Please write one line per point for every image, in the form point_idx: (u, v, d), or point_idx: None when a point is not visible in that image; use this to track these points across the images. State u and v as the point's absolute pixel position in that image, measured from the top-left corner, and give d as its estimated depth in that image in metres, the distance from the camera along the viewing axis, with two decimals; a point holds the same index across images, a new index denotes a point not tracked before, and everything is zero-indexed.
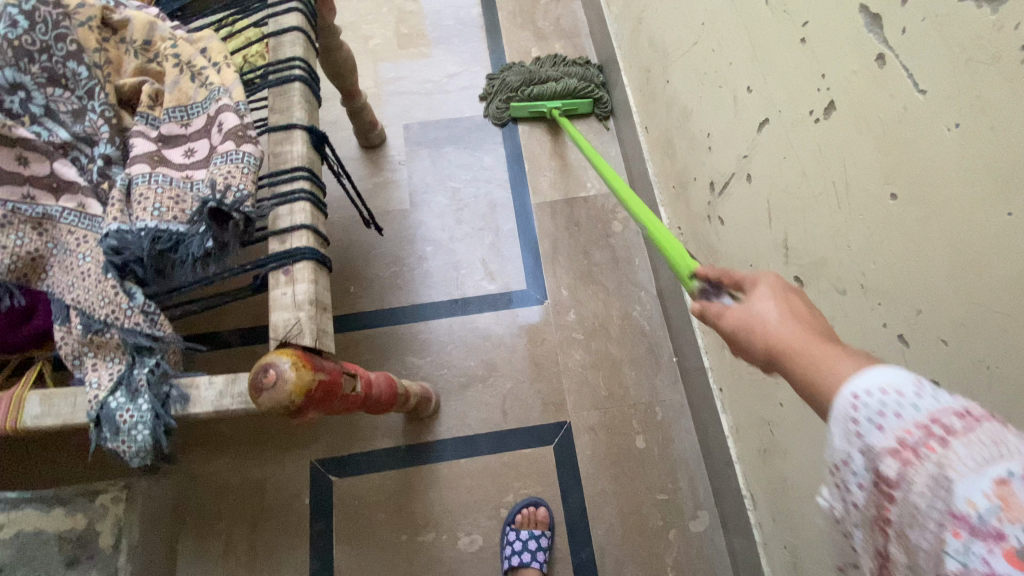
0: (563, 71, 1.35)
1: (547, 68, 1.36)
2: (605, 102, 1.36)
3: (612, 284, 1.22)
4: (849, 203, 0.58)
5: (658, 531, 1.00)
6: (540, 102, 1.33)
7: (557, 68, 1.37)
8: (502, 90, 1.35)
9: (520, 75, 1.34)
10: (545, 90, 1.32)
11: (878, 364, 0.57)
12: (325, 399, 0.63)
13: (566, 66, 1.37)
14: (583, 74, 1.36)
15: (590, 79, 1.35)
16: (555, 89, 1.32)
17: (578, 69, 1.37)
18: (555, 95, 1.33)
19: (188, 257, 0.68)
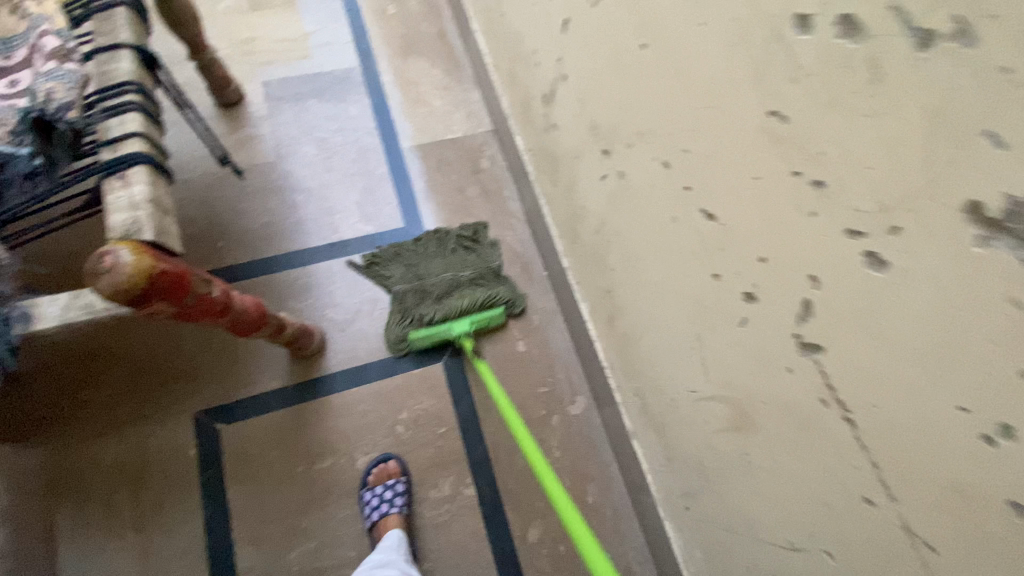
0: (458, 278, 1.19)
1: (432, 262, 1.22)
2: (515, 299, 1.19)
3: (485, 215, 1.30)
4: (622, 66, 0.70)
5: (543, 420, 1.11)
6: (444, 327, 1.13)
7: (442, 260, 1.22)
8: (397, 320, 1.15)
9: (410, 294, 1.17)
10: (447, 310, 1.14)
11: (657, 193, 0.69)
12: (174, 291, 0.64)
13: (453, 254, 1.23)
14: (478, 264, 1.22)
15: (485, 268, 1.21)
16: (459, 308, 1.14)
17: (470, 257, 1.23)
18: (462, 311, 1.15)
19: (13, 175, 0.69)
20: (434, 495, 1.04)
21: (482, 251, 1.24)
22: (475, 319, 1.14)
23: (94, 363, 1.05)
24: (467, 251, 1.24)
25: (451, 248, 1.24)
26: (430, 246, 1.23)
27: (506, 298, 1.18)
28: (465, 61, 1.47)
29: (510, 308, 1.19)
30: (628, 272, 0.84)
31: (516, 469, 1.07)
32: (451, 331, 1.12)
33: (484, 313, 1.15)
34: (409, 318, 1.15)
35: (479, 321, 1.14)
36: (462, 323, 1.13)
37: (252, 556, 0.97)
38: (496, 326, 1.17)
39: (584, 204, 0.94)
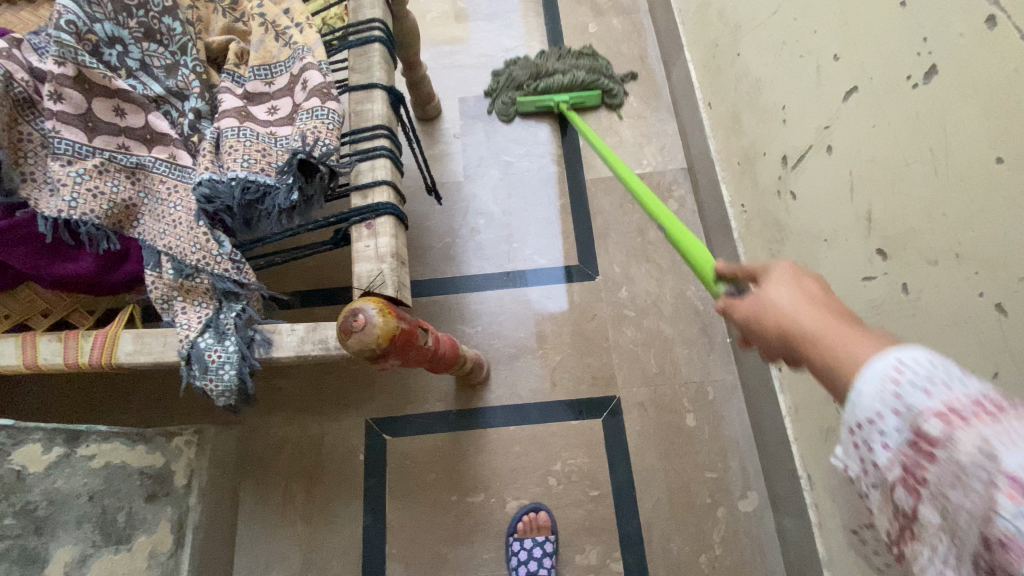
0: (571, 64, 1.32)
1: (557, 56, 1.34)
2: (616, 92, 1.33)
3: (666, 262, 1.21)
4: (949, 172, 0.57)
5: (706, 509, 1.00)
6: (546, 95, 1.30)
7: (566, 56, 1.34)
8: (509, 85, 1.33)
9: (527, 69, 1.32)
10: (552, 83, 1.30)
11: (969, 336, 0.56)
12: (405, 348, 0.65)
13: (577, 55, 1.34)
14: (595, 66, 1.33)
15: (599, 70, 1.33)
16: (563, 82, 1.29)
17: (589, 60, 1.33)
18: (564, 88, 1.31)
19: (275, 208, 0.72)
20: (580, 560, 1.00)
21: (599, 60, 1.34)
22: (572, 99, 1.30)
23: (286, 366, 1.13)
24: (589, 57, 1.35)
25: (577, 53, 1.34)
26: (557, 52, 1.35)
27: (608, 87, 1.32)
28: (664, 89, 1.36)
29: (610, 99, 1.33)
30: None
31: (671, 556, 0.98)
32: (551, 99, 1.30)
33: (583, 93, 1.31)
34: (516, 89, 1.33)
35: (575, 98, 1.31)
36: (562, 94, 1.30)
37: (401, 574, 1.00)
38: (590, 106, 1.34)
39: None
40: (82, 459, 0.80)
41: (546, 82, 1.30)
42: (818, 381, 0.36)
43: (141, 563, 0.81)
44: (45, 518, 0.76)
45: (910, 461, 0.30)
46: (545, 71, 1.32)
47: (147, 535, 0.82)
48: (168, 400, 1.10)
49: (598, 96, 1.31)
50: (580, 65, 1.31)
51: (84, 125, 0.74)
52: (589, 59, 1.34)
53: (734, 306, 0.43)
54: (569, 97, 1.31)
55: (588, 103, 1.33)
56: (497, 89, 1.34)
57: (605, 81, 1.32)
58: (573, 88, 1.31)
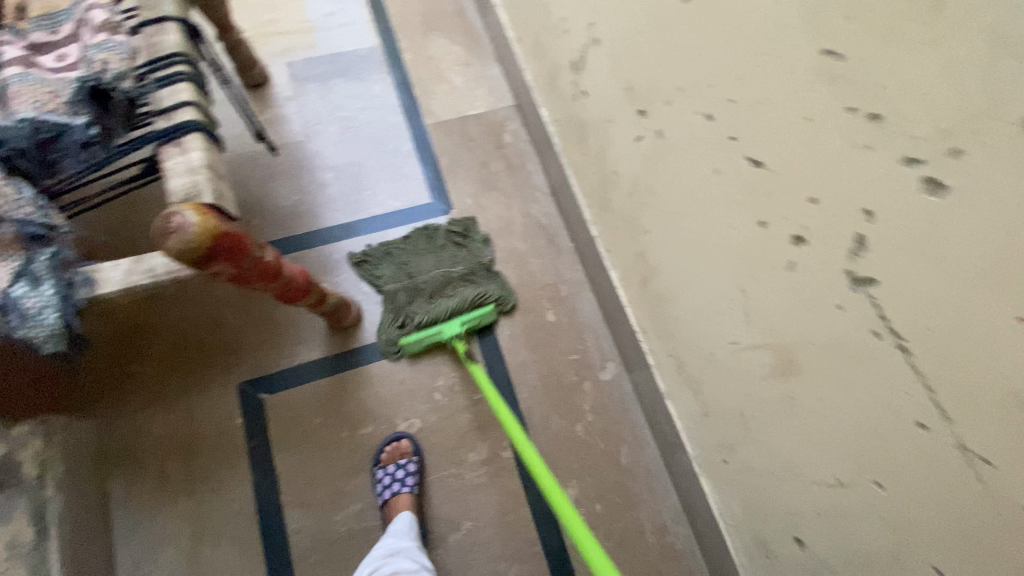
0: (446, 269, 1.21)
1: (423, 258, 1.22)
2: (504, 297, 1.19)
3: (510, 188, 1.32)
4: (663, 23, 0.71)
5: (575, 386, 1.13)
6: (434, 329, 1.11)
7: (434, 257, 1.22)
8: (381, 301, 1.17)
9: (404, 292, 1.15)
10: (436, 315, 1.13)
11: (699, 147, 0.70)
12: (234, 254, 0.67)
13: (444, 252, 1.23)
14: (468, 261, 1.23)
15: (477, 264, 1.22)
16: (447, 311, 1.13)
17: (460, 254, 1.23)
18: (451, 311, 1.14)
19: (73, 144, 0.70)
20: (474, 457, 1.07)
21: (466, 237, 1.25)
22: (467, 320, 1.13)
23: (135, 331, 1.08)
24: (458, 246, 1.24)
25: (442, 246, 1.23)
26: (419, 244, 1.22)
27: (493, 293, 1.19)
28: (485, 37, 1.47)
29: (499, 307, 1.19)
30: (663, 232, 0.86)
31: (551, 433, 1.09)
32: (442, 335, 1.11)
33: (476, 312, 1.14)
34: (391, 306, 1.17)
35: (469, 320, 1.13)
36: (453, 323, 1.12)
37: (299, 518, 1.01)
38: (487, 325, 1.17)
39: (617, 168, 0.95)
40: None
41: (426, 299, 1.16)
42: None
43: None
44: None
45: None
46: (420, 284, 1.18)
47: None
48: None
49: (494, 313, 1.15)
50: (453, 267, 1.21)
51: None
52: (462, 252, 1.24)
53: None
54: (462, 327, 1.12)
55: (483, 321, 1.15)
56: (374, 268, 1.19)
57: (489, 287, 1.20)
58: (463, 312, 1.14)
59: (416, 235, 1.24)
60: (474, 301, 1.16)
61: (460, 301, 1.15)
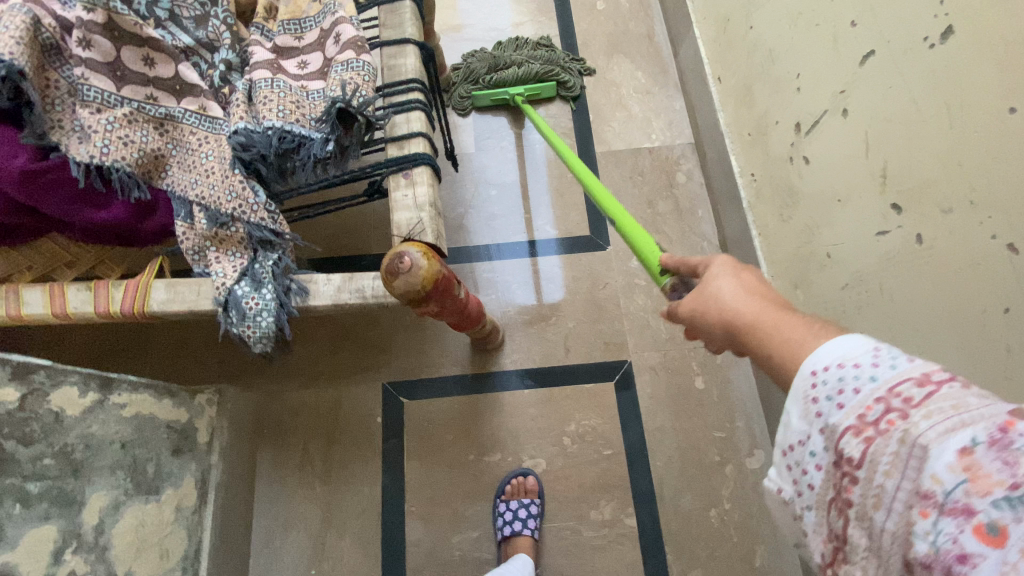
0: (528, 56, 1.32)
1: (514, 41, 1.37)
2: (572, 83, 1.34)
3: (674, 233, 1.24)
4: (971, 125, 0.60)
5: (716, 467, 1.04)
6: (500, 89, 1.30)
7: (522, 51, 1.34)
8: (467, 79, 1.32)
9: (484, 60, 1.31)
10: (506, 76, 1.29)
11: (992, 278, 0.59)
12: (444, 294, 0.67)
13: (534, 45, 1.37)
14: (552, 60, 1.34)
15: (556, 57, 1.35)
16: (516, 74, 1.29)
17: (543, 53, 1.33)
18: (519, 79, 1.31)
19: (309, 158, 0.73)
20: (596, 515, 1.02)
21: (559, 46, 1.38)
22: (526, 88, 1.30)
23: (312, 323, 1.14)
24: (546, 44, 1.37)
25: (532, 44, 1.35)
26: (510, 47, 1.35)
27: (564, 79, 1.33)
28: (672, 67, 1.39)
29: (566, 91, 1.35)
30: (888, 345, 0.74)
31: (682, 511, 1.02)
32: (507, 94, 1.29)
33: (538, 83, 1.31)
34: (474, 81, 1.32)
35: (529, 87, 1.30)
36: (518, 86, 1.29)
37: (419, 532, 1.02)
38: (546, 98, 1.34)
39: (832, 253, 0.84)
40: (114, 407, 0.76)
41: (501, 76, 1.30)
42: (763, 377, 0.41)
43: (168, 516, 0.82)
44: (80, 460, 0.71)
45: (835, 480, 0.34)
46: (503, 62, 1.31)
47: (174, 488, 0.83)
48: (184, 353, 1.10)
49: (553, 87, 1.32)
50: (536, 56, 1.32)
51: (111, 73, 0.73)
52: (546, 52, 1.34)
53: (678, 308, 0.48)
54: (524, 91, 1.30)
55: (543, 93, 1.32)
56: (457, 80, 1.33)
57: (560, 73, 1.33)
58: (528, 80, 1.31)
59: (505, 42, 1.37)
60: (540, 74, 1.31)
61: (526, 73, 1.31)
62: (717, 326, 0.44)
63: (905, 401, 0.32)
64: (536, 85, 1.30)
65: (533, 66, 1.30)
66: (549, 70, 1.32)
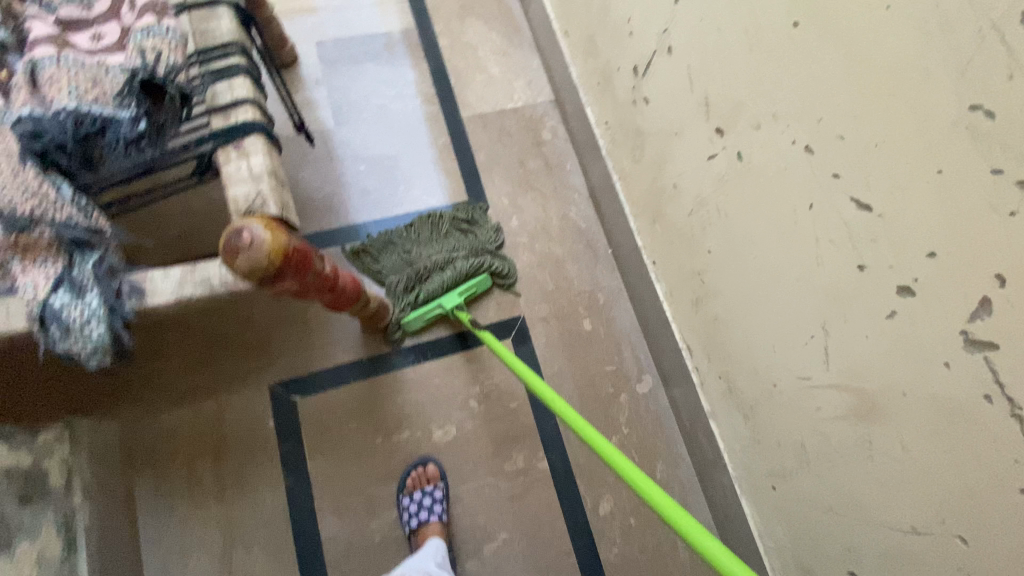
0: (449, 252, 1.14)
1: (426, 247, 1.16)
2: (503, 272, 1.16)
3: (548, 188, 1.28)
4: (760, 44, 0.67)
5: (611, 398, 1.12)
6: (432, 304, 1.09)
7: (438, 244, 1.17)
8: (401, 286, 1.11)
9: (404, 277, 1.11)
10: (434, 288, 1.09)
11: (790, 178, 0.67)
12: (301, 269, 0.63)
13: (449, 239, 1.17)
14: (472, 245, 1.17)
15: (481, 250, 1.17)
16: (446, 284, 1.10)
17: (463, 239, 1.17)
18: (448, 287, 1.11)
19: (119, 140, 0.64)
20: (511, 467, 1.05)
21: (476, 206, 1.21)
22: (463, 288, 1.11)
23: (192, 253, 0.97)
24: (462, 233, 1.19)
25: (445, 231, 1.18)
26: (423, 231, 1.17)
27: (497, 269, 1.15)
28: (524, 25, 1.40)
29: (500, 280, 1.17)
30: (728, 256, 0.84)
31: (587, 445, 1.09)
32: (441, 307, 1.08)
33: (472, 282, 1.12)
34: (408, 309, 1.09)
35: (466, 292, 1.11)
36: (450, 296, 1.09)
37: (334, 524, 0.99)
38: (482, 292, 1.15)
39: (677, 183, 0.92)
40: None
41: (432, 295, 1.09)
42: None
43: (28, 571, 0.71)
44: None
45: None
46: (426, 270, 1.12)
47: (31, 540, 0.73)
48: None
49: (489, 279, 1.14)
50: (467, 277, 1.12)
51: None
52: (466, 237, 1.18)
53: None
54: (460, 298, 1.10)
55: (482, 287, 1.14)
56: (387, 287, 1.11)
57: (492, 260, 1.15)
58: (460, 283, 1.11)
59: (410, 240, 1.16)
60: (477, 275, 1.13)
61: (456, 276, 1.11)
62: None
63: None
64: (470, 285, 1.11)
65: (456, 258, 1.13)
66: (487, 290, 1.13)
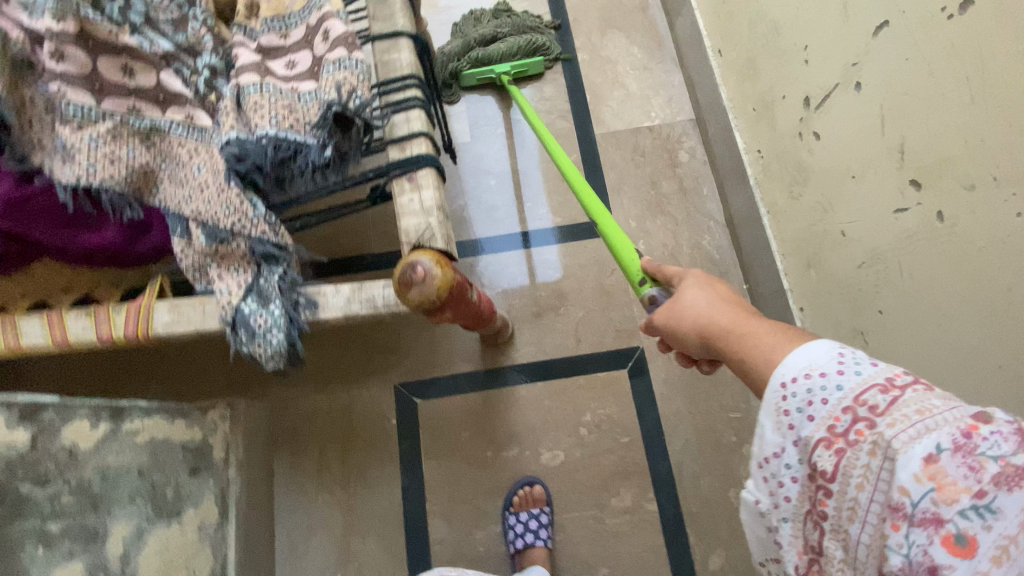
0: (497, 27, 1.28)
1: (478, 27, 1.29)
2: (552, 47, 1.30)
3: (680, 213, 1.22)
4: (989, 98, 0.59)
5: (733, 448, 1.05)
6: (488, 67, 1.25)
7: (487, 26, 1.30)
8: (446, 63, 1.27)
9: (456, 46, 1.26)
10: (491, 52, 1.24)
11: (1014, 253, 0.58)
12: (459, 301, 0.65)
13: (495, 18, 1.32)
14: (518, 23, 1.30)
15: (526, 27, 1.30)
16: (500, 49, 1.25)
17: (510, 18, 1.31)
18: (502, 55, 1.26)
19: (307, 166, 0.69)
20: (617, 502, 1.03)
21: (527, 15, 1.32)
22: (514, 67, 1.26)
23: (352, 264, 1.07)
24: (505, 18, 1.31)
25: (495, 18, 1.31)
26: (471, 23, 1.31)
27: (545, 44, 1.29)
28: (669, 39, 1.34)
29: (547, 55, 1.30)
30: (906, 325, 0.74)
31: (702, 493, 1.03)
32: (494, 72, 1.25)
33: (525, 59, 1.27)
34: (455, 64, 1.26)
35: (519, 64, 1.27)
36: (505, 64, 1.26)
37: (443, 530, 1.03)
38: (534, 74, 1.30)
39: (846, 231, 0.82)
40: (128, 435, 0.79)
41: (484, 53, 1.25)
42: (744, 382, 0.49)
43: (192, 535, 0.82)
44: (98, 496, 0.75)
45: (811, 491, 0.42)
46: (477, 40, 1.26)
47: (195, 507, 0.83)
48: (192, 369, 1.09)
49: (540, 61, 1.28)
50: (512, 29, 1.28)
51: (90, 86, 0.69)
52: (511, 20, 1.30)
53: None
54: (511, 69, 1.27)
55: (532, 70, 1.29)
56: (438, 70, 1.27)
57: (541, 39, 1.29)
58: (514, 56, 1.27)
59: (467, 21, 1.32)
60: (526, 46, 1.27)
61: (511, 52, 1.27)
62: (727, 349, 0.49)
63: (870, 411, 0.39)
64: (524, 63, 1.26)
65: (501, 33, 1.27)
66: (527, 42, 1.27)
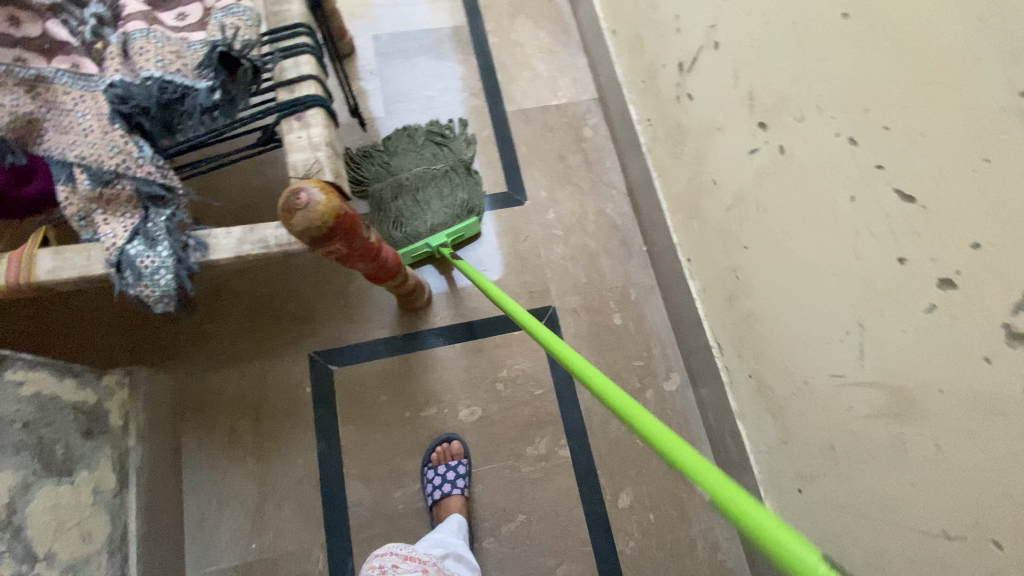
0: (426, 170, 1.20)
1: (405, 159, 1.23)
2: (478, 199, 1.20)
3: (586, 183, 1.29)
4: (810, 37, 0.67)
5: (638, 394, 1.12)
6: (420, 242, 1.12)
7: (417, 154, 1.24)
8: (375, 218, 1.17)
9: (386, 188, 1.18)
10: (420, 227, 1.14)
11: (830, 169, 0.68)
12: (349, 233, 0.68)
13: (428, 149, 1.25)
14: (450, 159, 1.24)
15: (458, 162, 1.23)
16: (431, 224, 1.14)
17: (441, 151, 1.25)
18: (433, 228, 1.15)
19: (195, 108, 0.71)
20: (533, 452, 1.07)
21: (455, 141, 1.27)
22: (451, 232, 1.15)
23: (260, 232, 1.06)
24: (437, 146, 1.26)
25: (423, 143, 1.25)
26: (400, 143, 1.25)
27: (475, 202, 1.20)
28: (572, 25, 1.43)
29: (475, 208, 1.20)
30: (764, 254, 0.83)
31: (610, 436, 1.09)
32: (429, 246, 1.12)
33: (459, 225, 1.16)
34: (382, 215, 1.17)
35: (456, 230, 1.15)
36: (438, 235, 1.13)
37: (361, 491, 1.03)
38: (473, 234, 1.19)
39: (717, 179, 0.92)
40: (11, 385, 0.72)
41: (413, 227, 1.14)
42: None
43: (85, 499, 0.78)
44: None
45: None
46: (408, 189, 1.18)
47: (88, 470, 0.80)
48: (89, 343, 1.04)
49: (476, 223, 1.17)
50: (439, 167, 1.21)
51: None
52: (443, 149, 1.25)
53: None
54: (446, 238, 1.14)
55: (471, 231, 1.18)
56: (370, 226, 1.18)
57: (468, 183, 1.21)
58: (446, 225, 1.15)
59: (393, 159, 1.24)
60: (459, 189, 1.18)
61: (442, 217, 1.16)
62: None
63: None
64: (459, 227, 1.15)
65: (434, 168, 1.21)
66: (459, 202, 1.19)
